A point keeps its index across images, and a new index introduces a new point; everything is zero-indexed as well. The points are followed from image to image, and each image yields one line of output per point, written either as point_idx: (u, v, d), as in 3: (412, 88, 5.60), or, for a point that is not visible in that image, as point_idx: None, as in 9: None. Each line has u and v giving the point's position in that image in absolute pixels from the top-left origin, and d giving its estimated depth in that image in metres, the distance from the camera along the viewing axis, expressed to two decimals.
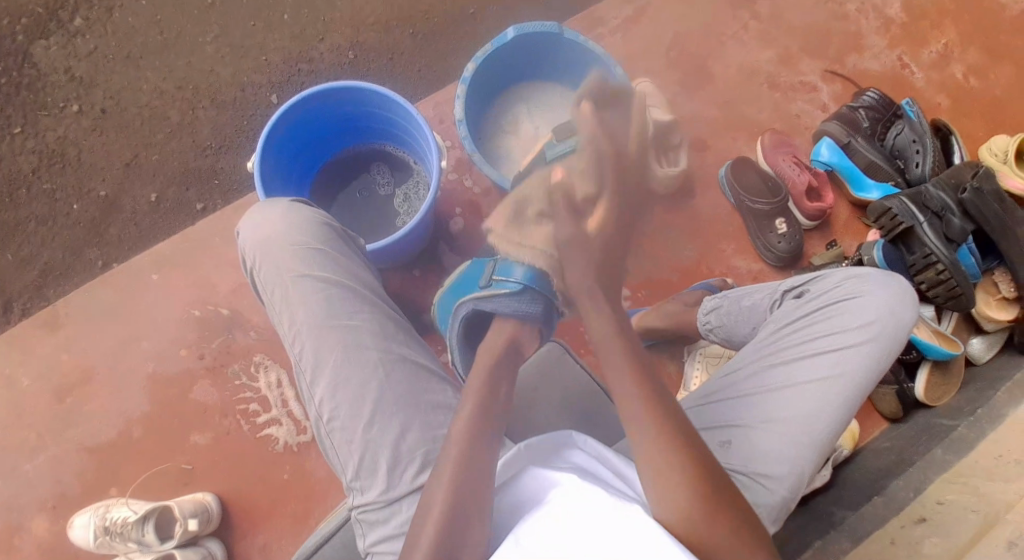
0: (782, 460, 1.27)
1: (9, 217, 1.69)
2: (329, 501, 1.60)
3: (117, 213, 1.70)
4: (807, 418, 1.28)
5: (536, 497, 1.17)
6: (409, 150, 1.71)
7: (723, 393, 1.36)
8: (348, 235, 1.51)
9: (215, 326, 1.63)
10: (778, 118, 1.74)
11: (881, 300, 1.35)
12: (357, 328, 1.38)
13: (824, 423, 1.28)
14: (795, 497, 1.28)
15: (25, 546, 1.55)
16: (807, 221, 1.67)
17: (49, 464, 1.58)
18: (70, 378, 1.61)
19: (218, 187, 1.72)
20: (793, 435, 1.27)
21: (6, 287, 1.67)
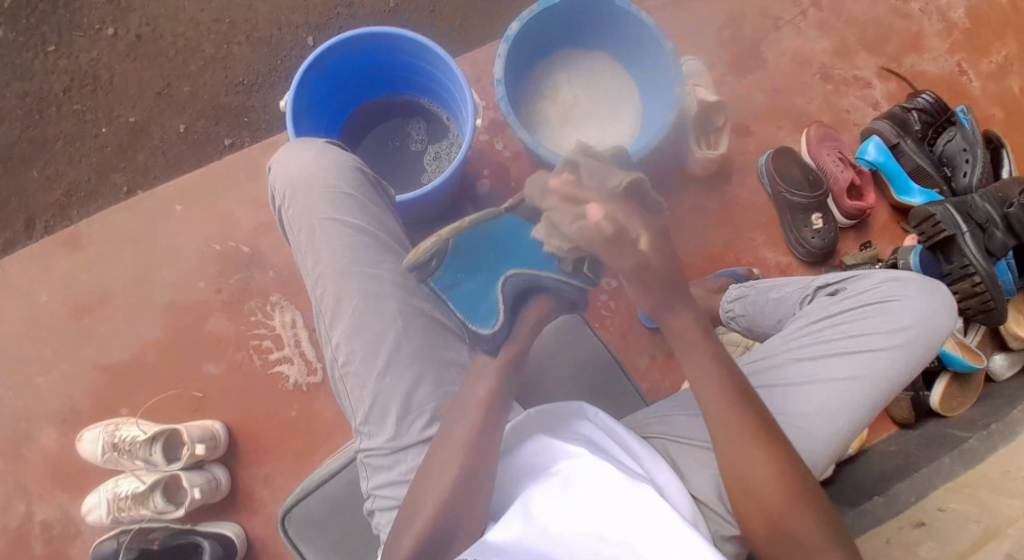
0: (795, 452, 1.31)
1: (38, 134, 1.73)
2: (334, 440, 1.63)
3: (145, 139, 1.74)
4: (826, 417, 1.32)
5: (542, 464, 1.25)
6: (444, 106, 1.69)
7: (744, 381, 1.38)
8: (378, 178, 1.49)
9: (234, 261, 1.67)
10: (827, 111, 1.71)
11: (919, 309, 1.36)
12: (377, 278, 1.36)
13: (843, 423, 1.32)
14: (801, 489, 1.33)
15: (32, 456, 1.61)
16: (844, 220, 1.64)
17: (62, 380, 1.64)
18: (89, 297, 1.66)
19: (247, 124, 1.75)
20: (810, 431, 1.31)
21: (30, 203, 1.71)
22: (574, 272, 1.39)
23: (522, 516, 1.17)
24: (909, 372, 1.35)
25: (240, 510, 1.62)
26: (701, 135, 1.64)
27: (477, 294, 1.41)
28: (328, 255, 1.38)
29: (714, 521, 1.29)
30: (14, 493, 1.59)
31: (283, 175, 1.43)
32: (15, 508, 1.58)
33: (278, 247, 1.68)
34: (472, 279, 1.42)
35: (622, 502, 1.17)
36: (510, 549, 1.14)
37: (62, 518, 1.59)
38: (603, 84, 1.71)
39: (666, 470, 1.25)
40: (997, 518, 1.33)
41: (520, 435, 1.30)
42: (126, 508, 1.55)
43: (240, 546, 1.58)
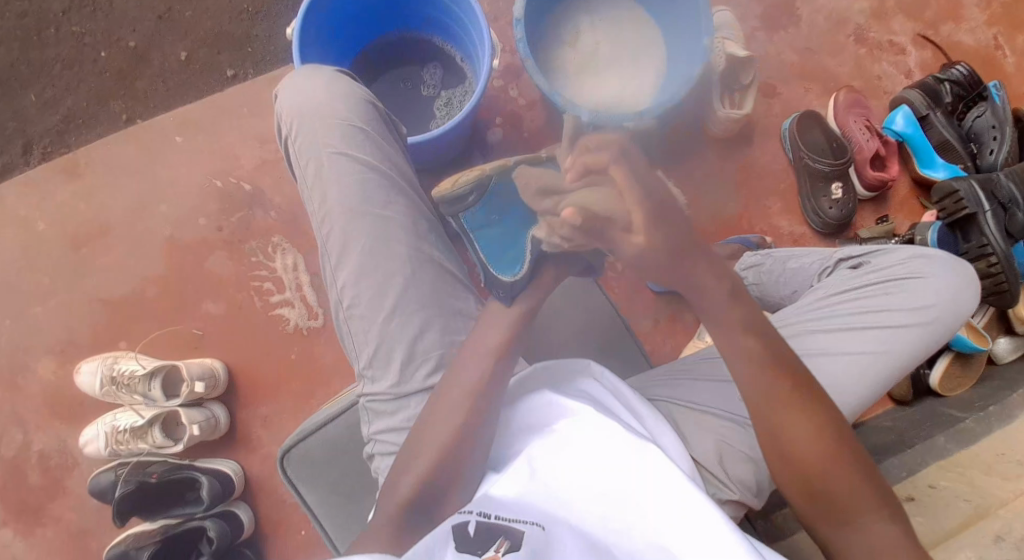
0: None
1: (36, 56, 1.67)
2: (332, 386, 1.63)
3: (145, 66, 1.67)
4: (841, 388, 1.30)
5: (546, 419, 1.21)
6: (458, 46, 1.62)
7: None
8: (390, 116, 1.44)
9: (236, 200, 1.63)
10: (859, 76, 1.65)
11: (942, 286, 1.35)
12: (387, 221, 1.34)
13: (857, 395, 1.30)
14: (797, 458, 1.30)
15: (31, 385, 1.61)
16: (864, 192, 1.60)
17: (61, 310, 1.62)
18: (89, 227, 1.63)
19: (251, 55, 1.68)
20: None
21: (27, 128, 1.66)
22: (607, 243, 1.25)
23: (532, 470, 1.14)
24: (926, 350, 1.34)
25: (237, 448, 1.63)
26: (727, 92, 1.59)
27: (506, 240, 1.30)
28: (336, 192, 1.35)
29: (712, 485, 1.27)
30: (11, 422, 1.60)
31: (294, 106, 1.38)
32: (13, 437, 1.59)
33: (281, 187, 1.64)
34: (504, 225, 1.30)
35: (634, 468, 1.11)
36: (518, 504, 1.11)
37: (59, 449, 1.60)
38: (627, 35, 1.62)
39: (668, 431, 1.21)
40: (987, 498, 1.34)
41: (523, 390, 1.26)
42: (125, 441, 1.56)
43: (237, 483, 1.60)
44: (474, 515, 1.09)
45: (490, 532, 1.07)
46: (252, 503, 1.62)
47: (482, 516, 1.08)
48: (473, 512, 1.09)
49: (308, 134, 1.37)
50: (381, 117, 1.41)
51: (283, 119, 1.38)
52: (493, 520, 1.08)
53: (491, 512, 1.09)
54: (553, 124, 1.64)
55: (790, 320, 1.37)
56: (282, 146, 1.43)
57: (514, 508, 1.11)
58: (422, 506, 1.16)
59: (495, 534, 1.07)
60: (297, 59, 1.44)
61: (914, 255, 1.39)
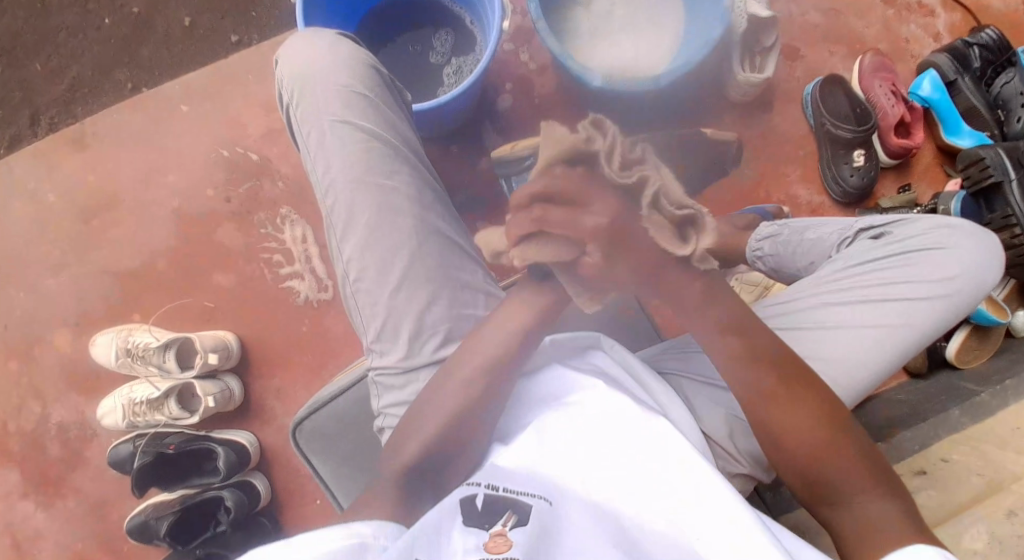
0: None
1: (40, 24, 1.64)
2: (344, 358, 1.62)
3: (149, 33, 1.64)
4: (858, 362, 1.26)
5: (556, 394, 1.18)
6: (467, 7, 1.56)
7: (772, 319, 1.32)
8: (396, 82, 1.40)
9: (244, 170, 1.62)
10: (885, 39, 1.59)
11: (966, 256, 1.30)
12: (393, 191, 1.30)
13: (874, 369, 1.26)
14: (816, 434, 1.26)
15: (45, 358, 1.61)
16: (887, 159, 1.55)
17: (72, 283, 1.61)
18: (97, 199, 1.61)
19: (255, 20, 1.65)
20: (840, 375, 1.25)
21: (34, 99, 1.64)
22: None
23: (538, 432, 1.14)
24: (947, 323, 1.29)
25: (252, 420, 1.64)
26: (746, 55, 1.52)
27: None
28: (339, 161, 1.31)
29: (723, 460, 1.25)
30: (29, 396, 1.60)
31: (297, 70, 1.34)
32: (31, 410, 1.60)
33: (289, 156, 1.62)
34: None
35: (644, 441, 1.11)
36: (527, 477, 1.09)
37: (79, 422, 1.60)
38: None
39: (679, 406, 1.18)
40: (1002, 473, 1.35)
41: (536, 362, 1.20)
42: (142, 413, 1.56)
43: (253, 454, 1.60)
44: (482, 488, 1.07)
45: (498, 505, 1.05)
46: (267, 472, 1.63)
47: (490, 489, 1.07)
48: (480, 484, 1.08)
49: (310, 101, 1.34)
50: (383, 82, 1.36)
51: (285, 85, 1.35)
52: (502, 492, 1.06)
53: (500, 485, 1.08)
54: (564, 90, 1.60)
55: (808, 290, 1.32)
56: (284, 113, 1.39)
57: (523, 480, 1.09)
58: (424, 476, 1.14)
59: (503, 507, 1.04)
60: (300, 24, 1.39)
61: (939, 223, 1.34)
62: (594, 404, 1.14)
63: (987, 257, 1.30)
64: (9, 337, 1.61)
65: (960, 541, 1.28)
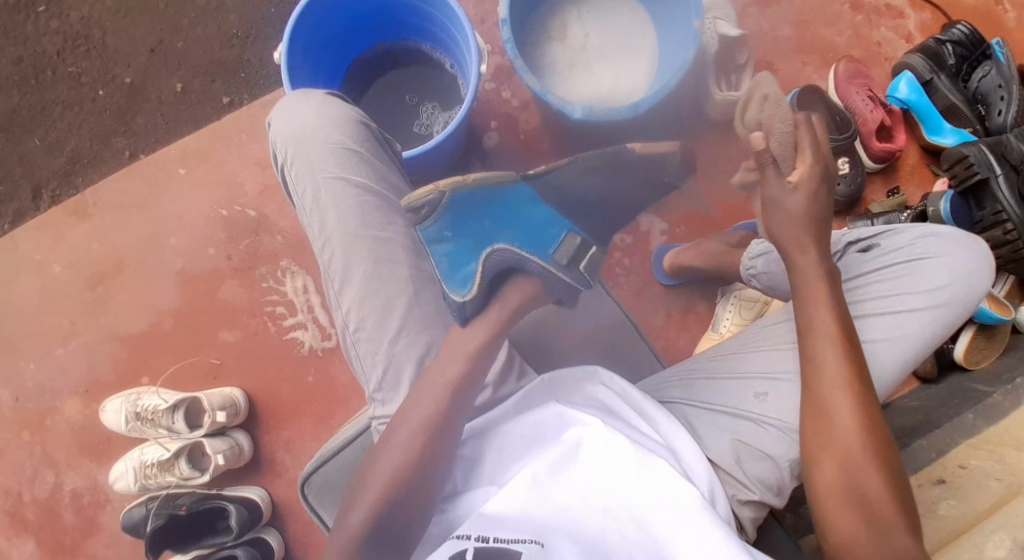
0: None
1: (37, 100, 1.71)
2: (350, 403, 1.63)
3: (143, 101, 1.70)
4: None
5: (551, 429, 1.17)
6: (446, 53, 1.61)
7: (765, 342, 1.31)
8: (384, 136, 1.44)
9: (242, 226, 1.65)
10: (858, 45, 1.62)
11: (959, 263, 1.30)
12: (389, 242, 1.33)
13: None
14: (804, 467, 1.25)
15: (57, 426, 1.62)
16: (872, 164, 1.56)
17: (81, 350, 1.63)
18: (102, 267, 1.65)
19: (244, 80, 1.71)
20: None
21: (36, 173, 1.70)
22: (569, 267, 1.24)
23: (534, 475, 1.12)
24: (944, 332, 1.29)
25: (263, 474, 1.63)
26: (722, 74, 1.56)
27: (464, 252, 1.22)
28: (332, 216, 1.33)
29: (730, 486, 1.23)
30: (42, 465, 1.61)
31: (287, 133, 1.38)
32: (44, 479, 1.61)
33: (285, 211, 1.66)
34: (466, 238, 1.21)
35: (638, 476, 1.11)
36: (515, 523, 1.10)
37: (92, 487, 1.61)
38: (617, 24, 1.59)
39: (682, 434, 1.19)
40: (1020, 477, 1.34)
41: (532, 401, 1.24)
42: (153, 475, 1.56)
43: (266, 509, 1.59)
44: (472, 540, 1.08)
45: (487, 558, 1.06)
46: (282, 526, 1.62)
47: (480, 541, 1.08)
48: (470, 537, 1.08)
49: (302, 160, 1.36)
50: (372, 136, 1.40)
51: (277, 145, 1.38)
52: (492, 543, 1.07)
53: (490, 536, 1.08)
54: (548, 123, 1.62)
55: None
56: (277, 175, 1.42)
57: (513, 526, 1.09)
58: (381, 542, 1.12)
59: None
60: (286, 82, 1.44)
61: (929, 233, 1.33)
62: (589, 443, 1.14)
63: (980, 261, 1.30)
64: (21, 409, 1.62)
65: (983, 549, 1.27)
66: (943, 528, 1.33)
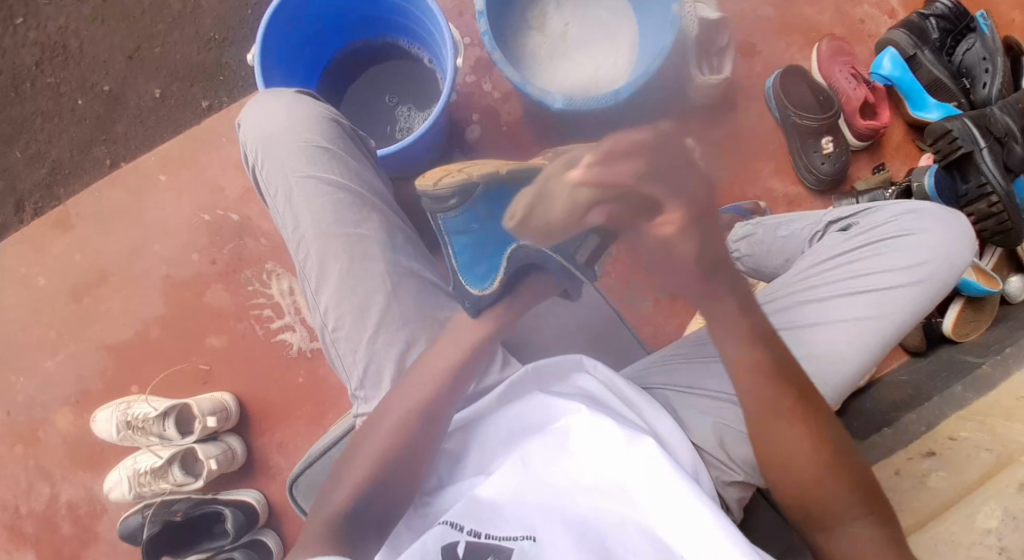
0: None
1: (16, 111, 1.69)
2: (342, 404, 1.62)
3: (122, 109, 1.68)
4: (835, 357, 1.26)
5: (535, 422, 1.18)
6: (423, 47, 1.59)
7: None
8: (357, 133, 1.43)
9: (225, 231, 1.63)
10: (842, 23, 1.60)
11: (937, 239, 1.30)
12: (363, 239, 1.32)
13: (851, 363, 1.26)
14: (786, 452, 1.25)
15: (50, 439, 1.62)
16: (857, 141, 1.55)
17: (70, 361, 1.63)
18: (87, 277, 1.63)
19: (223, 84, 1.69)
20: (821, 371, 1.26)
21: (17, 186, 1.68)
22: (585, 267, 1.28)
23: (522, 464, 1.13)
24: (926, 307, 1.29)
25: (257, 477, 1.63)
26: (704, 59, 1.53)
27: (485, 250, 1.28)
28: (307, 214, 1.33)
29: (715, 469, 1.23)
30: (37, 477, 1.61)
31: (258, 134, 1.37)
32: (40, 491, 1.60)
33: (268, 213, 1.64)
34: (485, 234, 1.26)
35: (627, 463, 1.11)
36: (508, 516, 1.10)
37: (87, 497, 1.60)
38: (596, 12, 1.57)
39: (667, 421, 1.19)
40: (1011, 446, 1.32)
41: (516, 392, 1.21)
42: (147, 483, 1.55)
43: (262, 512, 1.59)
44: (464, 534, 1.08)
45: (479, 551, 1.07)
46: (278, 528, 1.62)
47: (471, 536, 1.08)
48: (462, 529, 1.09)
49: (274, 160, 1.35)
50: (344, 133, 1.39)
51: (248, 146, 1.37)
52: (484, 539, 1.08)
53: (482, 531, 1.09)
54: (530, 114, 1.61)
55: (782, 293, 1.33)
56: (250, 176, 1.41)
57: (507, 520, 1.10)
58: (361, 526, 1.12)
59: (485, 553, 1.07)
60: (258, 82, 1.42)
61: (906, 209, 1.34)
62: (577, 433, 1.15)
63: (958, 236, 1.30)
64: (13, 423, 1.62)
65: (974, 520, 1.25)
66: (933, 500, 1.31)
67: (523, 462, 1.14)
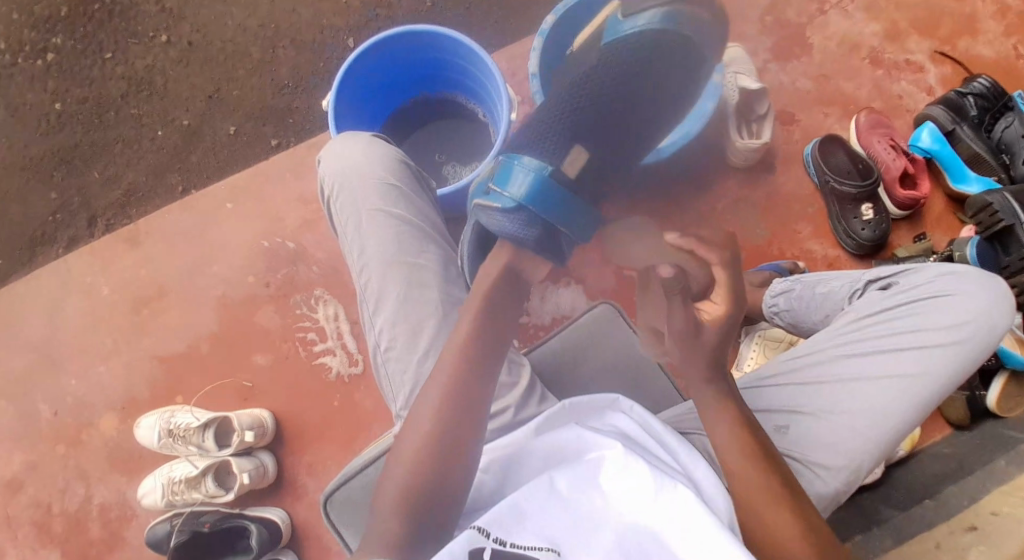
0: (841, 456, 1.26)
1: (99, 137, 1.82)
2: (372, 430, 1.65)
3: (198, 142, 1.82)
4: (872, 415, 1.26)
5: (572, 453, 1.19)
6: (479, 103, 1.71)
7: (786, 377, 1.34)
8: (422, 171, 1.51)
9: (281, 256, 1.72)
10: (879, 98, 1.67)
11: (977, 301, 1.30)
12: (421, 268, 1.39)
13: (890, 421, 1.25)
14: (847, 492, 1.27)
15: (92, 442, 1.67)
16: (896, 211, 1.59)
17: (121, 369, 1.70)
18: (148, 290, 1.72)
19: (292, 125, 1.81)
20: (858, 429, 1.26)
21: (92, 203, 1.80)
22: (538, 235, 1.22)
23: (550, 485, 1.13)
24: (964, 370, 1.28)
25: (285, 498, 1.65)
26: (744, 123, 1.59)
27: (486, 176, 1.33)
28: (373, 243, 1.40)
29: None
30: (74, 479, 1.66)
31: (335, 168, 1.45)
32: (75, 491, 1.65)
33: (323, 242, 1.73)
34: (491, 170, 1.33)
35: (659, 502, 1.09)
36: (538, 526, 1.10)
37: (120, 502, 1.65)
38: None
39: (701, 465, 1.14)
40: None
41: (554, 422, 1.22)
42: (180, 491, 1.59)
43: (286, 531, 1.61)
44: (490, 541, 1.08)
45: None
46: (298, 552, 1.63)
47: (497, 543, 1.08)
48: (488, 535, 1.08)
49: (346, 191, 1.44)
50: (410, 171, 1.47)
51: (325, 180, 1.45)
52: (509, 547, 1.08)
53: (508, 539, 1.09)
54: None
55: (818, 348, 1.34)
56: (323, 206, 1.50)
57: (529, 530, 1.10)
58: (412, 536, 1.12)
59: None
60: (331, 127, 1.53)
61: (944, 271, 1.34)
62: (612, 463, 1.14)
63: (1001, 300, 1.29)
64: (59, 423, 1.68)
65: None
66: None
67: (553, 481, 1.13)
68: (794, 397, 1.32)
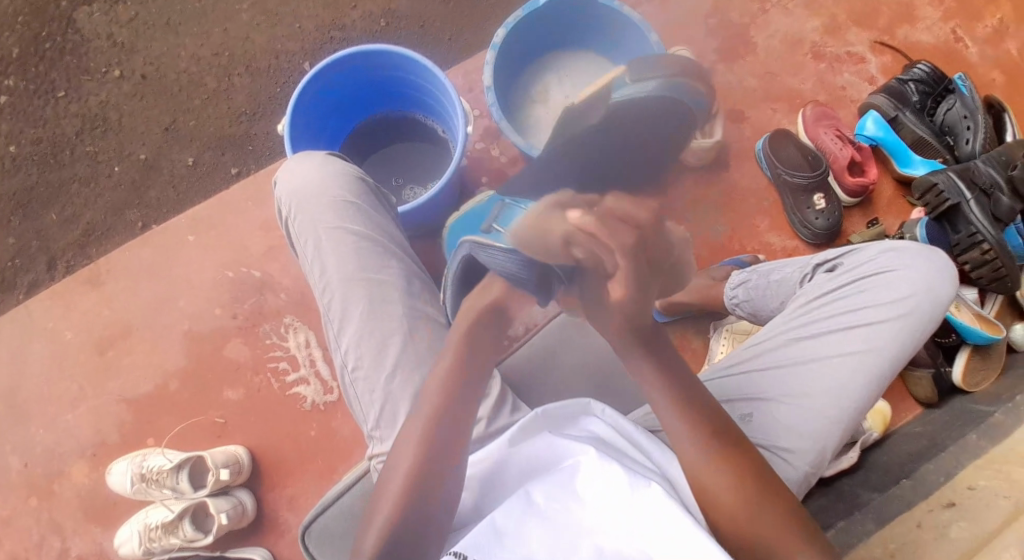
0: (806, 435, 1.28)
1: (54, 176, 1.80)
2: (352, 455, 1.64)
3: (156, 175, 1.80)
4: (832, 394, 1.29)
5: (545, 462, 1.16)
6: (437, 119, 1.71)
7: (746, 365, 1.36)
8: (380, 189, 1.49)
9: (247, 287, 1.71)
10: (823, 91, 1.73)
11: (920, 275, 1.34)
12: (384, 284, 1.37)
13: (849, 398, 1.28)
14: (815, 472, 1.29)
15: (64, 492, 1.63)
16: (847, 198, 1.65)
17: (90, 414, 1.66)
18: (112, 331, 1.70)
19: (252, 152, 1.81)
20: (819, 407, 1.28)
21: (50, 245, 1.78)
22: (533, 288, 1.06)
23: (528, 501, 1.09)
24: (913, 343, 1.32)
25: (267, 533, 1.63)
26: None
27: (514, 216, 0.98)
28: (333, 264, 1.38)
29: None
30: (49, 532, 1.62)
31: (290, 190, 1.43)
32: (50, 547, 1.61)
33: (288, 270, 1.72)
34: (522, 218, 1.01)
35: (640, 509, 1.05)
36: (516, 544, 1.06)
37: (97, 553, 1.61)
38: None
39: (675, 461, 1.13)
40: None
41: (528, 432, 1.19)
42: (157, 537, 1.55)
43: None
44: None
45: None
46: None
47: None
48: None
49: (302, 214, 1.42)
50: (367, 189, 1.45)
51: (282, 202, 1.43)
52: None
53: None
54: None
55: (776, 332, 1.37)
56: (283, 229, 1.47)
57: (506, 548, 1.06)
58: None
59: None
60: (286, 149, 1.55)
61: (887, 249, 1.38)
62: (589, 471, 1.10)
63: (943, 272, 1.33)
64: (30, 474, 1.64)
65: None
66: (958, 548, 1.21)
67: (531, 497, 1.10)
68: (757, 383, 1.33)
